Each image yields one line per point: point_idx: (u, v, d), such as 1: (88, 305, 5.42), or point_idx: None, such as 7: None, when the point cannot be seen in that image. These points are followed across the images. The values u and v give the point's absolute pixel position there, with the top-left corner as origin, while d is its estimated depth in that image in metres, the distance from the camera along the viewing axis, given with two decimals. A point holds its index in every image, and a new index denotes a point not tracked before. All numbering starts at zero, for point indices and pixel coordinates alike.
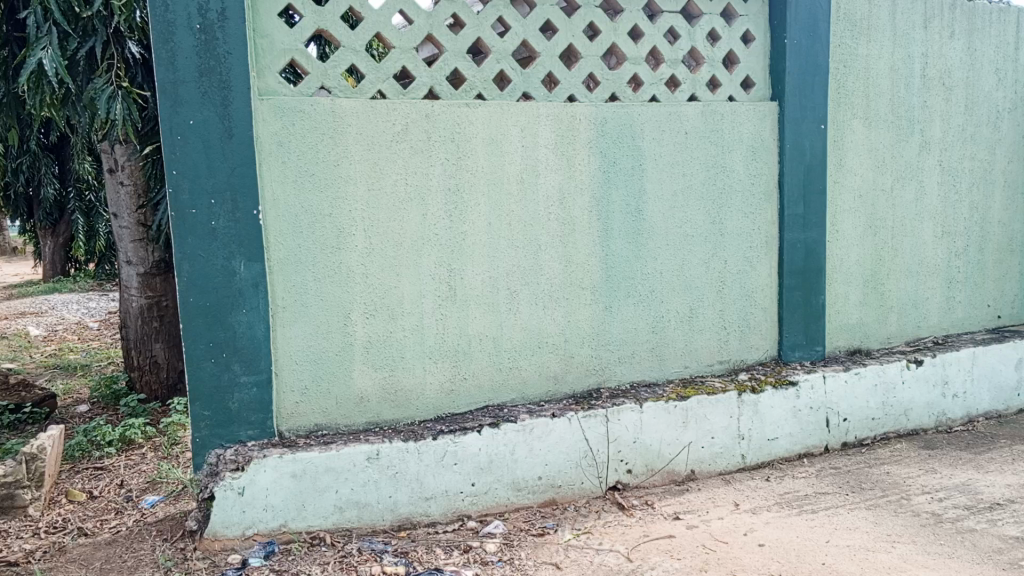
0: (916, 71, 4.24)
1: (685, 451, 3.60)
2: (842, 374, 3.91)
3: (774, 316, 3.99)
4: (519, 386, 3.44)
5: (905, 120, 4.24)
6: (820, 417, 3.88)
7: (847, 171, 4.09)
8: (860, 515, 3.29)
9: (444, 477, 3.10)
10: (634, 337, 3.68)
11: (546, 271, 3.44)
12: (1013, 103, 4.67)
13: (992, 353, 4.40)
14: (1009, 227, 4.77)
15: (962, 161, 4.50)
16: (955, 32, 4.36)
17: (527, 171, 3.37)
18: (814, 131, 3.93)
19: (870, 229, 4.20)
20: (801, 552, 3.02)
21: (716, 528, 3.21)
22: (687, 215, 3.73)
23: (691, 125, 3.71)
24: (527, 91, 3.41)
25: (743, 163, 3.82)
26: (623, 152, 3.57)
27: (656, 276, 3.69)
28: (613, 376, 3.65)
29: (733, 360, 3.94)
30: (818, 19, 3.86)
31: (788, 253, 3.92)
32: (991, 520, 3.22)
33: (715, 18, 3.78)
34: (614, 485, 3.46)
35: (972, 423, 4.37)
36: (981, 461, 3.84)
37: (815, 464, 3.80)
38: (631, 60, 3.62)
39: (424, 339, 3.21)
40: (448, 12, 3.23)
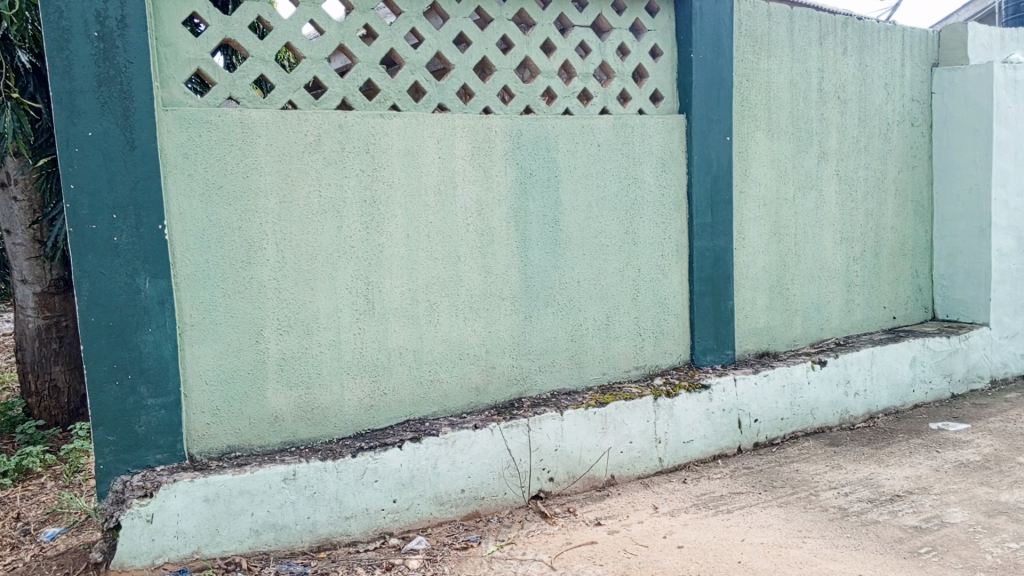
0: (814, 86, 4.58)
1: (605, 456, 3.68)
2: (752, 376, 4.12)
3: (686, 322, 4.15)
4: (440, 400, 3.46)
5: (803, 131, 4.55)
6: (732, 418, 4.06)
7: (751, 181, 4.35)
8: (773, 513, 3.43)
9: (364, 495, 3.11)
10: (554, 345, 3.74)
11: (465, 283, 3.47)
12: (901, 116, 5.07)
13: (891, 352, 4.69)
14: (902, 233, 5.13)
15: (857, 170, 4.84)
16: (847, 49, 4.73)
17: (443, 182, 3.39)
18: (720, 142, 4.13)
19: (774, 236, 4.46)
20: (718, 551, 3.10)
21: (636, 531, 3.28)
22: (602, 225, 3.82)
23: (603, 138, 3.80)
24: (442, 103, 3.43)
25: (653, 174, 3.96)
26: (539, 161, 3.62)
27: (573, 285, 3.77)
28: (534, 386, 3.71)
29: (649, 366, 4.07)
30: (722, 35, 4.08)
31: (698, 261, 4.10)
32: (892, 512, 3.41)
33: (624, 34, 3.90)
34: (536, 494, 3.52)
35: (873, 420, 4.63)
36: (882, 456, 4.09)
37: (730, 465, 3.98)
38: (544, 73, 3.68)
39: (341, 354, 3.21)
40: (360, 22, 3.22)
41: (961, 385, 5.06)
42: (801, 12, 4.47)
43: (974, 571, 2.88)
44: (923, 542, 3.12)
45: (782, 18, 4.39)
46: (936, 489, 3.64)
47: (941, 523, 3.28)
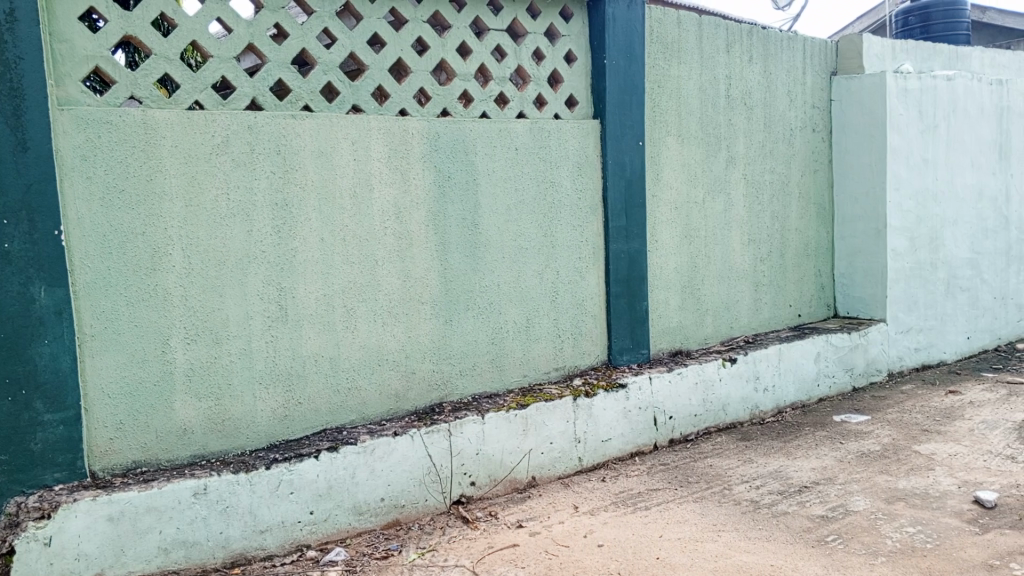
0: (722, 92, 4.73)
1: (526, 458, 3.69)
2: (666, 375, 4.23)
3: (603, 323, 4.22)
4: (358, 407, 3.40)
5: (712, 137, 4.70)
6: (649, 416, 4.15)
7: (664, 185, 4.46)
8: (689, 508, 3.52)
9: (280, 507, 3.02)
10: (474, 349, 3.73)
11: (383, 287, 3.42)
12: (803, 122, 5.30)
13: (797, 348, 4.89)
14: (805, 234, 5.35)
15: (763, 174, 5.03)
16: (753, 57, 4.91)
17: (358, 184, 3.33)
18: (634, 147, 4.22)
19: (685, 238, 4.59)
20: (637, 548, 3.16)
21: (557, 532, 3.31)
22: (520, 229, 3.84)
23: (521, 141, 3.81)
24: (356, 104, 3.37)
25: (570, 178, 4.01)
26: (457, 165, 3.61)
27: (494, 288, 3.77)
28: (455, 391, 3.69)
29: (568, 367, 4.11)
30: (634, 42, 4.17)
31: (613, 263, 4.17)
32: (800, 502, 3.55)
33: (540, 38, 3.93)
34: (458, 499, 3.50)
35: (781, 414, 4.81)
36: (790, 449, 4.25)
37: (647, 462, 4.06)
38: (460, 76, 3.67)
39: (253, 363, 3.11)
40: (271, 21, 3.14)
41: (862, 379, 5.31)
42: (709, 20, 4.62)
43: (877, 556, 3.03)
44: (829, 530, 3.26)
45: (691, 26, 4.52)
46: (841, 479, 3.82)
47: (846, 512, 3.43)
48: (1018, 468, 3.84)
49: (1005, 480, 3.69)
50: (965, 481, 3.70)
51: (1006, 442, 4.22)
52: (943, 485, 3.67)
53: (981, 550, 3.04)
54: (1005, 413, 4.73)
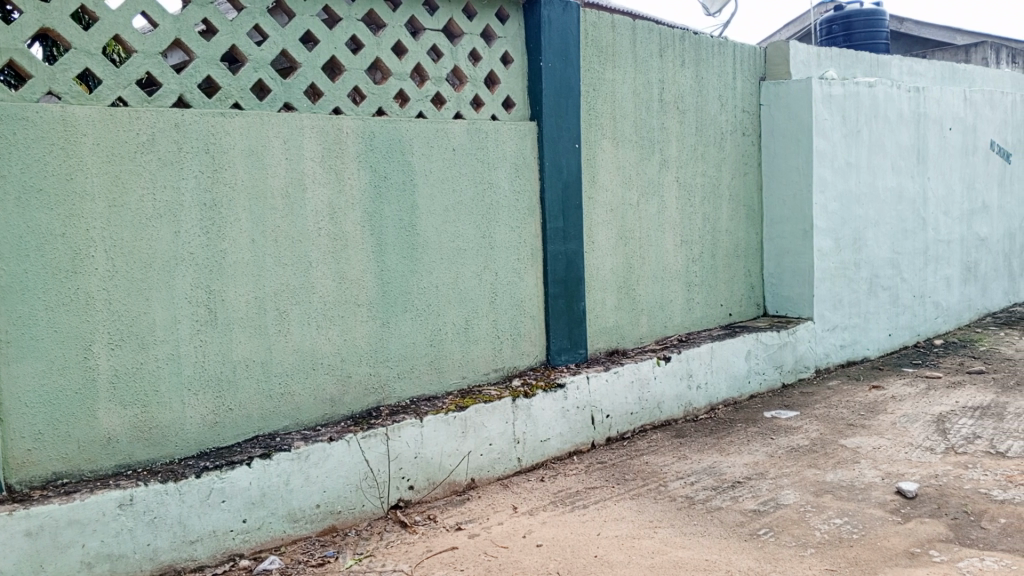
0: (655, 96, 4.81)
1: (465, 460, 3.68)
2: (603, 374, 4.27)
3: (542, 324, 4.23)
4: (292, 413, 3.32)
5: (646, 140, 4.77)
6: (586, 416, 4.18)
7: (599, 187, 4.51)
8: (626, 505, 3.57)
9: (211, 517, 2.93)
10: (412, 351, 3.70)
11: (317, 289, 3.36)
12: (734, 126, 5.43)
13: (729, 346, 5.01)
14: (736, 235, 5.49)
15: (695, 177, 5.14)
16: (685, 62, 5.00)
17: (291, 184, 3.26)
18: (570, 149, 4.25)
19: (621, 240, 4.65)
20: (575, 547, 3.18)
21: (496, 533, 3.31)
22: (458, 229, 3.82)
23: (458, 142, 3.80)
24: (289, 102, 3.30)
25: (507, 179, 4.01)
26: (393, 165, 3.57)
27: (432, 290, 3.74)
28: (392, 394, 3.65)
29: (506, 368, 4.11)
30: (569, 44, 4.20)
31: (551, 264, 4.20)
32: (733, 497, 3.63)
33: (476, 39, 3.92)
34: (396, 504, 3.46)
35: (714, 411, 4.92)
36: (723, 445, 4.35)
37: (585, 461, 4.10)
38: (396, 75, 3.63)
39: (181, 369, 3.01)
40: (198, 16, 3.05)
41: (790, 375, 5.48)
42: (642, 25, 4.69)
43: (806, 548, 3.12)
44: (761, 524, 3.35)
45: (625, 30, 4.59)
46: (772, 473, 3.93)
47: (777, 505, 3.53)
48: (936, 459, 4.02)
49: (925, 471, 3.85)
50: (888, 473, 3.85)
51: (925, 434, 4.41)
52: (867, 477, 3.81)
53: (904, 538, 3.16)
54: (924, 406, 4.94)
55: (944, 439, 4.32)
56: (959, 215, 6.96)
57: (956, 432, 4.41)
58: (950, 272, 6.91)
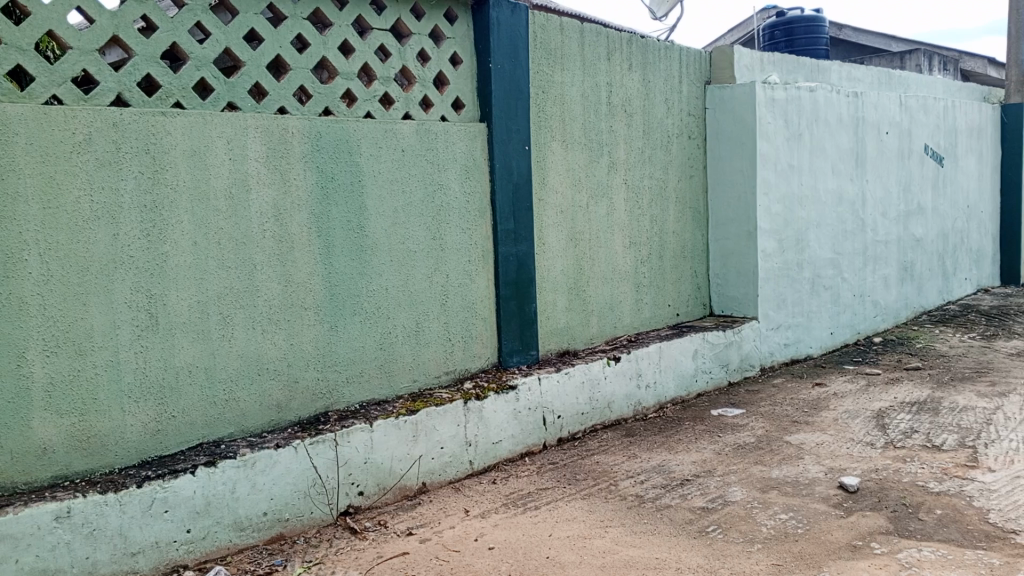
0: (603, 99, 4.85)
1: (415, 464, 3.65)
2: (554, 375, 4.29)
3: (493, 325, 4.23)
4: (237, 419, 3.25)
5: (595, 143, 4.81)
6: (538, 417, 4.19)
7: (549, 189, 4.53)
8: (577, 505, 3.59)
9: (154, 527, 2.85)
10: (361, 355, 3.65)
11: (262, 292, 3.29)
12: (680, 129, 5.51)
13: (677, 346, 5.08)
14: (683, 236, 5.57)
15: (643, 179, 5.20)
16: (632, 66, 5.06)
17: (235, 185, 3.19)
18: (520, 151, 4.26)
19: (571, 241, 4.68)
20: (528, 549, 3.18)
21: (448, 537, 3.29)
22: (408, 231, 3.79)
23: (407, 143, 3.77)
24: (232, 101, 3.23)
25: (457, 181, 4.00)
26: (340, 166, 3.52)
27: (381, 292, 3.70)
28: (341, 399, 3.59)
29: (458, 370, 4.09)
30: (518, 46, 4.21)
31: (502, 266, 4.20)
32: (682, 495, 3.69)
33: (424, 39, 3.90)
34: (345, 510, 3.42)
35: (663, 409, 4.99)
36: (671, 443, 4.41)
37: (536, 462, 4.11)
38: (343, 75, 3.59)
39: (121, 376, 2.92)
40: (137, 12, 2.97)
41: (736, 373, 5.58)
42: (590, 28, 4.72)
43: (753, 543, 3.18)
44: (710, 521, 3.40)
45: (573, 33, 4.62)
46: (719, 471, 3.99)
47: (724, 502, 3.59)
48: (876, 453, 4.14)
49: (866, 465, 3.97)
50: (831, 468, 3.96)
51: (865, 430, 4.54)
52: (811, 473, 3.91)
53: (846, 532, 3.25)
54: (865, 403, 5.09)
55: (883, 434, 4.46)
56: (896, 216, 7.19)
57: (895, 427, 4.56)
58: (888, 271, 7.13)
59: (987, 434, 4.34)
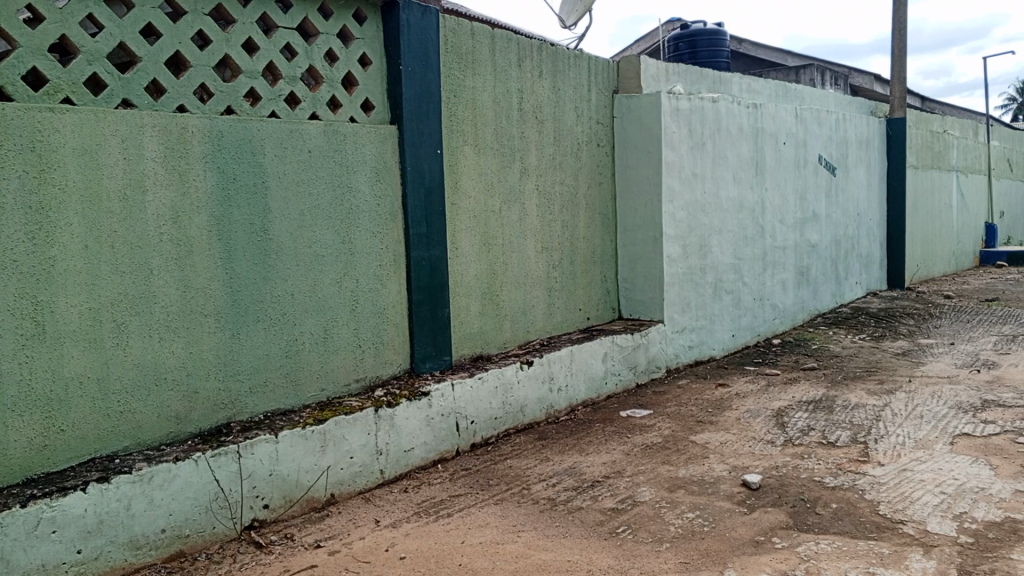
0: (514, 105, 4.87)
1: (323, 475, 3.56)
2: (467, 381, 4.27)
3: (405, 331, 4.18)
4: (132, 432, 3.09)
5: (507, 148, 4.83)
6: (450, 423, 4.17)
7: (462, 193, 4.52)
8: (489, 511, 3.58)
9: (40, 550, 2.67)
10: (266, 363, 3.53)
11: (159, 298, 3.14)
12: (590, 136, 5.61)
13: (587, 349, 5.15)
14: (593, 242, 5.67)
15: (554, 185, 5.26)
16: (543, 73, 5.11)
17: (130, 186, 3.03)
18: (431, 155, 4.23)
19: (484, 246, 4.68)
20: (440, 557, 3.15)
21: (358, 548, 3.22)
22: (315, 235, 3.70)
23: (315, 144, 3.68)
24: (127, 98, 3.08)
25: (367, 183, 3.93)
26: (244, 168, 3.40)
27: (286, 297, 3.59)
28: (244, 409, 3.46)
29: (368, 378, 4.02)
30: (428, 49, 4.18)
31: (414, 271, 4.15)
32: (593, 496, 3.74)
33: (332, 39, 3.82)
34: (250, 524, 3.30)
35: (574, 412, 5.05)
36: (582, 445, 4.47)
37: (449, 468, 4.08)
38: (246, 73, 3.47)
39: (2, 389, 2.72)
40: (22, 1, 2.78)
41: (644, 375, 5.71)
42: (501, 34, 4.74)
43: (662, 542, 3.25)
44: (620, 521, 3.46)
45: (484, 38, 4.63)
46: (628, 471, 4.07)
47: (633, 503, 3.66)
48: (777, 451, 4.31)
49: (767, 463, 4.12)
50: (734, 466, 4.10)
51: (766, 428, 4.72)
52: (716, 471, 4.03)
53: (749, 528, 3.37)
54: (765, 402, 5.30)
55: (782, 432, 4.65)
56: (792, 222, 7.53)
57: (793, 425, 4.76)
58: (785, 275, 7.46)
59: (876, 431, 4.59)
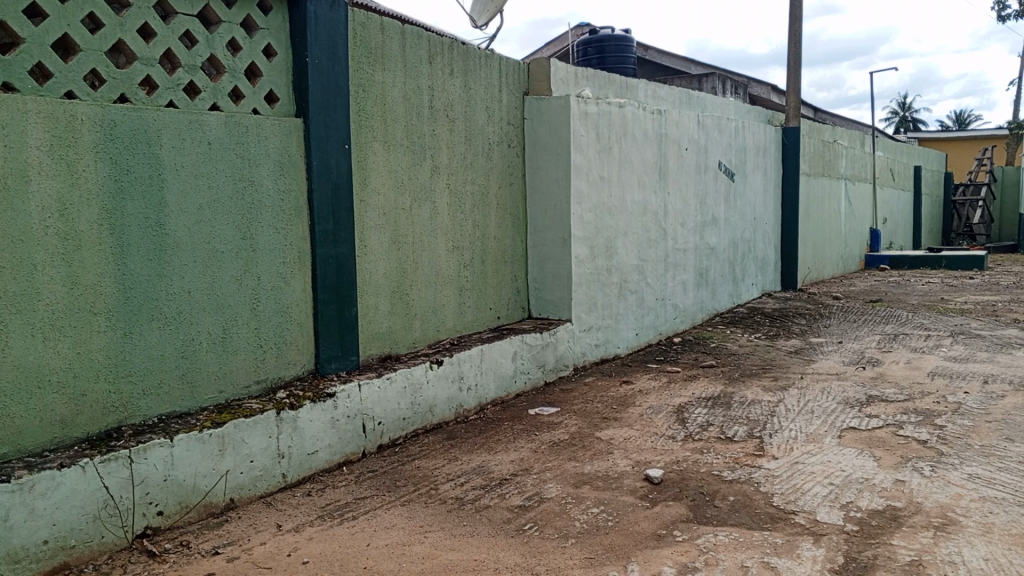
0: (425, 102, 4.83)
1: (222, 480, 3.44)
2: (375, 381, 4.21)
3: (309, 330, 4.09)
4: (12, 438, 2.89)
5: (418, 146, 4.79)
6: (356, 424, 4.10)
7: (371, 190, 4.45)
8: (396, 512, 3.54)
9: None
10: (160, 364, 3.38)
11: (43, 296, 2.96)
12: (501, 136, 5.63)
13: (497, 348, 5.17)
14: (503, 241, 5.69)
15: (465, 184, 5.25)
16: (454, 71, 5.09)
17: (11, 176, 2.84)
18: (339, 150, 4.15)
19: (393, 244, 4.63)
20: (344, 560, 3.10)
21: (259, 554, 3.13)
22: (215, 230, 3.56)
23: (214, 136, 3.54)
24: (9, 82, 2.88)
25: (270, 178, 3.82)
26: (138, 159, 3.24)
27: (183, 295, 3.45)
28: (136, 413, 3.31)
29: (270, 379, 3.91)
30: (337, 42, 4.10)
31: (320, 269, 4.07)
32: (500, 494, 3.76)
33: (235, 28, 3.70)
34: (142, 533, 3.15)
35: (483, 411, 5.06)
36: (491, 444, 4.49)
37: (354, 470, 4.02)
38: (142, 60, 3.31)
39: None
40: None
41: (553, 374, 5.78)
42: (411, 30, 4.70)
43: (567, 538, 3.30)
44: (527, 519, 3.49)
45: (394, 33, 4.57)
46: (536, 468, 4.11)
47: (540, 499, 3.70)
48: (678, 446, 4.45)
49: (668, 457, 4.25)
50: (638, 461, 4.21)
51: (668, 424, 4.87)
52: (620, 466, 4.13)
53: (651, 521, 3.46)
54: (667, 398, 5.47)
55: (683, 427, 4.80)
56: (693, 225, 7.79)
57: (693, 421, 4.92)
58: (686, 276, 7.71)
59: (770, 425, 4.80)
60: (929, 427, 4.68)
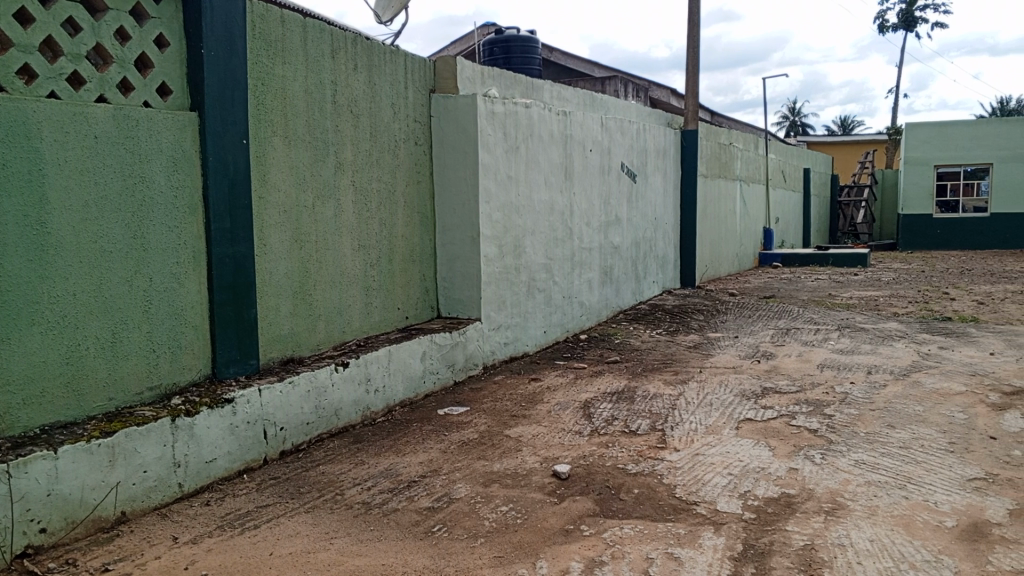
0: (327, 98, 4.72)
1: (112, 493, 3.26)
2: (276, 385, 4.09)
3: (206, 333, 3.93)
4: None
5: (320, 142, 4.68)
6: (257, 430, 3.97)
7: (271, 187, 4.32)
8: (300, 519, 3.45)
9: None
10: (42, 372, 3.17)
11: None
12: (407, 133, 5.57)
13: (404, 349, 5.12)
14: (411, 240, 5.64)
15: (370, 182, 5.17)
16: (358, 66, 5.00)
17: None
18: (236, 145, 4.00)
19: (295, 243, 4.50)
20: (245, 571, 2.99)
21: (153, 569, 2.98)
22: (102, 229, 3.37)
23: (101, 129, 3.35)
24: None
25: (163, 174, 3.64)
26: (15, 153, 3.03)
27: (67, 298, 3.25)
28: (15, 424, 3.09)
29: (164, 385, 3.73)
30: (234, 34, 3.95)
31: (217, 269, 3.91)
32: (409, 497, 3.72)
33: (122, 16, 3.51)
34: (22, 552, 2.94)
35: (390, 412, 5.00)
36: (398, 446, 4.43)
37: (256, 478, 3.89)
38: (19, 47, 3.09)
39: None
40: None
41: (462, 373, 5.77)
42: (313, 23, 4.58)
43: (477, 538, 3.30)
44: (436, 520, 3.47)
45: (295, 26, 4.44)
46: (444, 469, 4.09)
47: (449, 500, 3.69)
48: (584, 441, 4.53)
49: (575, 453, 4.32)
50: (545, 457, 4.25)
51: (574, 419, 4.94)
52: (528, 463, 4.16)
53: (559, 517, 3.50)
54: (573, 394, 5.55)
55: (588, 422, 4.88)
56: (598, 224, 7.94)
57: (598, 416, 5.02)
58: (591, 275, 7.85)
59: (672, 418, 4.95)
60: (819, 416, 4.93)
